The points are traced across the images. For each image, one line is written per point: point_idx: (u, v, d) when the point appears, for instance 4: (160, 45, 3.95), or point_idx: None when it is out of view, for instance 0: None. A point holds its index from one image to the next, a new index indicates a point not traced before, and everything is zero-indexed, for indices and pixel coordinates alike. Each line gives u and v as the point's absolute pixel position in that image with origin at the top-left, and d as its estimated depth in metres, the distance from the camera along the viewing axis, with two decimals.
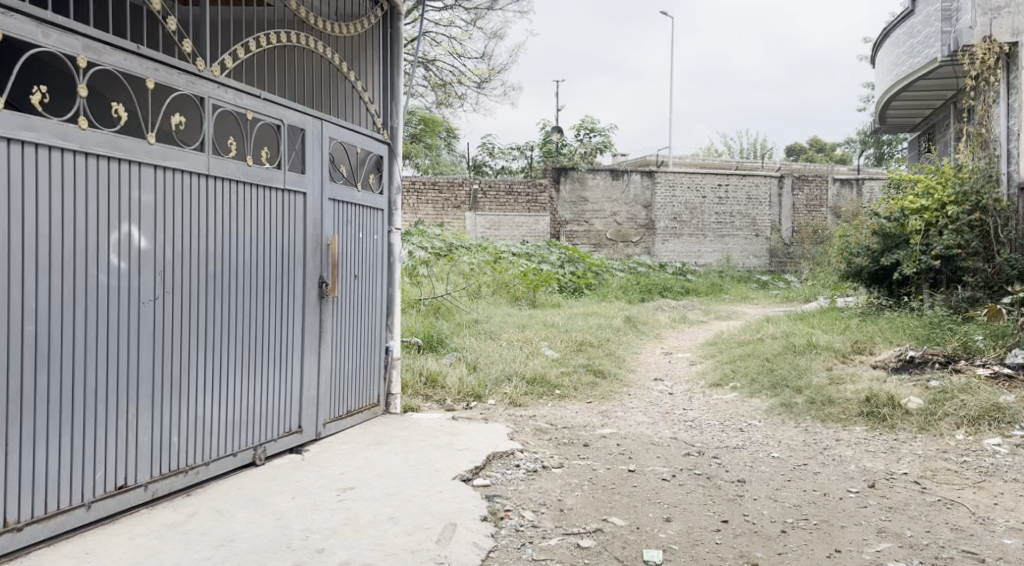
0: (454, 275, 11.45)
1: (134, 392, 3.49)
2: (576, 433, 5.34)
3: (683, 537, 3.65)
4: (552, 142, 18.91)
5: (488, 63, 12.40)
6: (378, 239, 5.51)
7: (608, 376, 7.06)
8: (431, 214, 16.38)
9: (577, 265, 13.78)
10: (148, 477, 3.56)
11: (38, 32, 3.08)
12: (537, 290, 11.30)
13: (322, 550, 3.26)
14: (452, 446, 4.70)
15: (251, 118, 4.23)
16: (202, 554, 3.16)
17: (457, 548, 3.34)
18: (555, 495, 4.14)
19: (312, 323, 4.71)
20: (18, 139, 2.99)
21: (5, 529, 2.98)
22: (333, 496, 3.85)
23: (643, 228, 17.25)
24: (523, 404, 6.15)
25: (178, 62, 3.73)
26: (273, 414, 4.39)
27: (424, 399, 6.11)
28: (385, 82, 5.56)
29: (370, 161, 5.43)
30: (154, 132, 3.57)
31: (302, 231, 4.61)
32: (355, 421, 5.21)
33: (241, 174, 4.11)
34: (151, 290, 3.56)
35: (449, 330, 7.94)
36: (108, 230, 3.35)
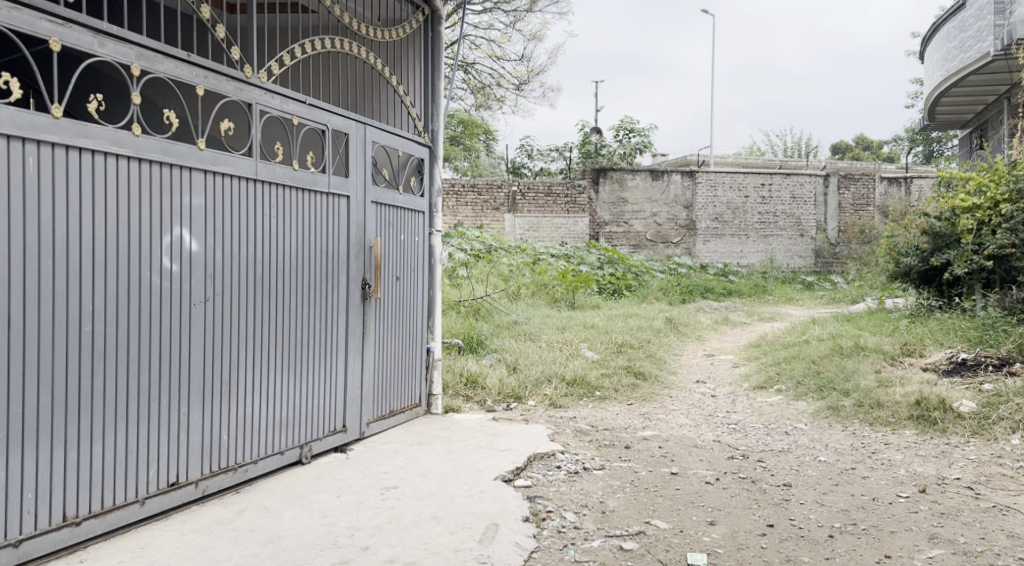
0: (493, 277, 11.49)
1: (185, 391, 3.57)
2: (617, 435, 5.33)
3: (728, 541, 3.62)
4: (590, 143, 18.89)
5: (527, 65, 12.42)
6: (419, 240, 5.56)
7: (649, 377, 7.03)
8: (470, 216, 16.46)
9: (616, 266, 13.71)
10: (198, 474, 3.64)
11: (95, 42, 3.13)
12: (576, 291, 11.27)
13: (367, 548, 3.30)
14: (493, 446, 4.73)
15: (297, 123, 4.29)
16: (252, 551, 3.22)
17: (500, 548, 3.35)
18: (597, 497, 4.13)
19: (356, 323, 4.78)
20: (76, 146, 3.07)
21: (64, 523, 3.05)
22: (377, 495, 3.89)
23: (684, 229, 17.10)
24: (563, 405, 6.16)
25: (227, 70, 3.80)
26: (318, 413, 4.46)
27: (465, 400, 6.15)
28: (427, 86, 5.61)
29: (412, 164, 5.49)
30: (204, 137, 3.66)
31: (346, 233, 4.68)
32: (397, 421, 5.27)
33: (287, 178, 4.19)
34: (202, 292, 3.65)
35: (489, 331, 7.97)
36: (161, 234, 3.44)
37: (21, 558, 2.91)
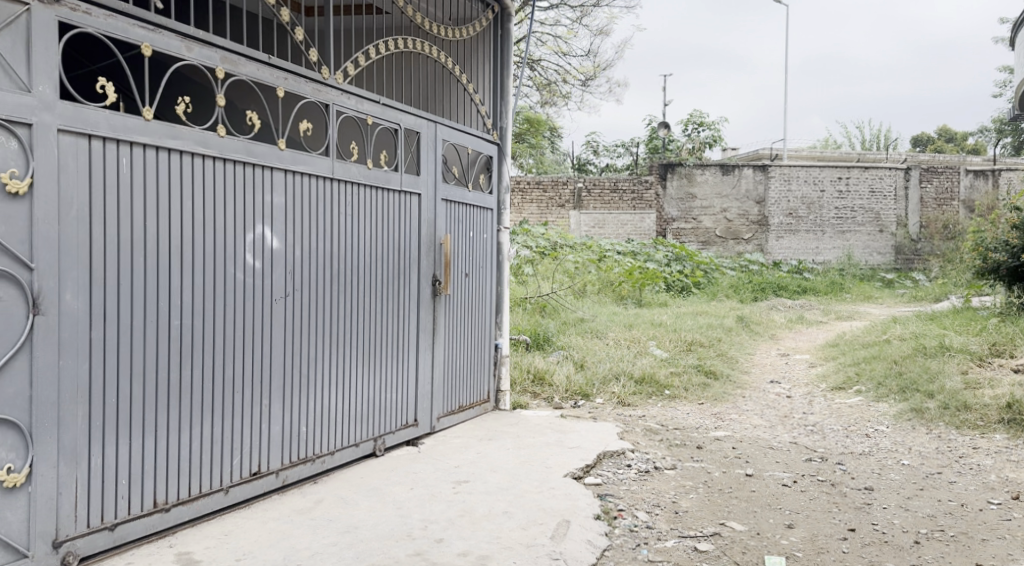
0: (559, 274, 11.49)
1: (266, 384, 3.68)
2: (688, 435, 5.27)
3: (808, 545, 3.53)
4: (658, 138, 18.65)
5: (594, 60, 12.34)
6: (488, 237, 5.60)
7: (721, 377, 6.91)
8: (536, 213, 16.51)
9: (685, 263, 13.50)
10: (279, 464, 3.75)
11: (183, 46, 3.25)
12: (643, 288, 11.15)
13: (441, 540, 3.35)
14: (563, 443, 4.73)
15: (371, 123, 4.37)
16: (331, 540, 3.29)
17: (573, 545, 3.34)
18: (669, 497, 4.09)
19: (427, 319, 4.85)
20: (166, 147, 3.17)
21: (155, 509, 3.16)
22: (450, 489, 3.94)
23: (756, 224, 16.71)
24: (632, 404, 6.11)
25: (305, 71, 3.90)
26: (391, 407, 4.54)
27: (532, 397, 6.18)
28: (496, 84, 5.64)
29: (481, 162, 5.53)
30: (284, 137, 3.76)
31: (417, 229, 4.75)
32: (466, 416, 5.32)
33: (362, 177, 4.27)
34: (282, 288, 3.76)
35: (555, 328, 7.97)
36: (244, 232, 3.55)
37: (116, 541, 3.01)
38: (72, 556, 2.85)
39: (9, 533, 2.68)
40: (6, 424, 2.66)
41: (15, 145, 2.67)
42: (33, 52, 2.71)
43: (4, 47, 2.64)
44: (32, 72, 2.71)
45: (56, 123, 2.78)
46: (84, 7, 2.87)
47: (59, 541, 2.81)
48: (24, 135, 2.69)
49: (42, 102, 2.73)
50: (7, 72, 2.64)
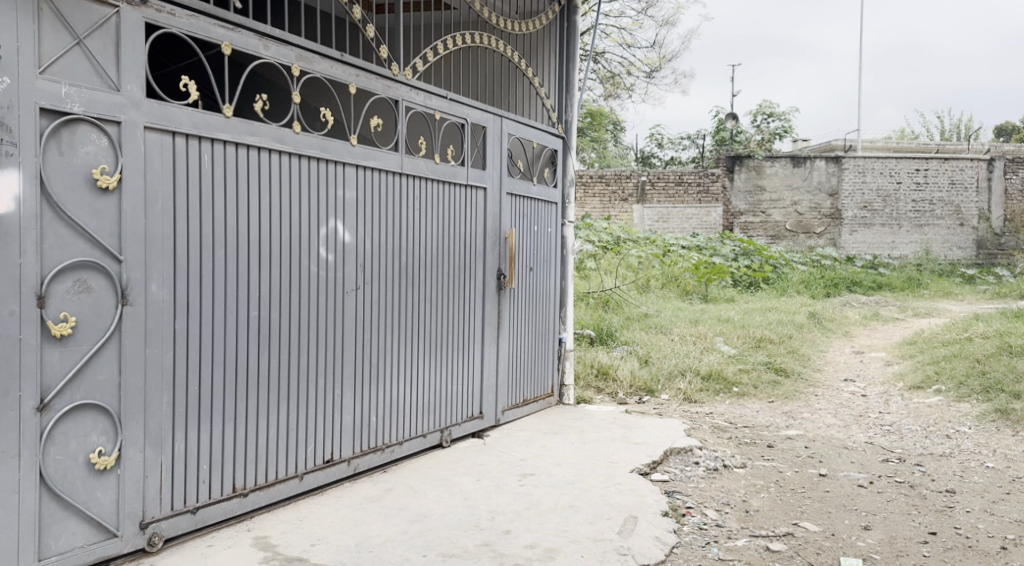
0: (622, 268, 11.42)
1: (338, 374, 3.76)
2: (758, 433, 5.17)
3: (885, 547, 3.43)
4: (725, 130, 18.28)
5: (659, 51, 12.17)
6: (553, 232, 5.61)
7: (792, 374, 6.76)
8: (598, 207, 16.45)
9: (753, 258, 13.22)
10: (350, 453, 3.84)
11: (260, 45, 3.33)
12: (710, 283, 10.96)
13: (509, 531, 3.37)
14: (628, 439, 4.70)
15: (439, 118, 4.41)
16: (401, 528, 3.35)
17: (641, 541, 3.32)
18: (739, 496, 4.02)
19: (492, 312, 4.88)
20: (245, 143, 3.27)
21: (234, 493, 3.27)
22: (516, 481, 3.96)
23: (828, 218, 16.23)
24: (698, 400, 6.03)
25: (376, 68, 3.95)
26: (457, 399, 4.58)
27: (596, 392, 6.16)
28: (561, 78, 5.63)
29: (546, 156, 5.53)
30: (356, 133, 3.83)
31: (483, 223, 4.78)
32: (531, 410, 5.34)
33: (430, 172, 4.32)
34: (354, 280, 3.83)
35: (619, 323, 7.91)
36: (318, 226, 3.63)
37: (198, 524, 3.12)
38: (157, 537, 2.96)
39: (100, 513, 2.79)
40: (97, 410, 2.78)
41: (105, 141, 2.78)
42: (123, 52, 2.82)
43: (95, 48, 2.75)
44: (122, 71, 2.82)
45: (143, 120, 2.88)
46: (168, 8, 2.97)
47: (146, 522, 2.92)
48: (114, 131, 2.80)
49: (129, 100, 2.84)
50: (98, 72, 2.76)
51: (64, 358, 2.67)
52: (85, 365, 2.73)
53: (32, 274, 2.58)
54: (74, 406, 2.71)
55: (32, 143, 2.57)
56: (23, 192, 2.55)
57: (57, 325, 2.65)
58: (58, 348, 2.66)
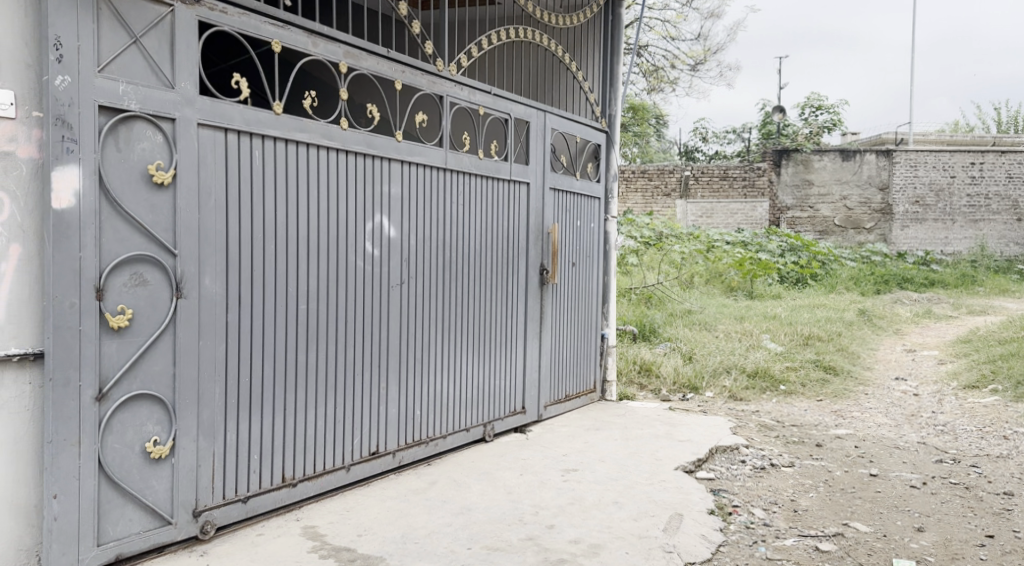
0: (665, 264, 11.32)
1: (384, 368, 3.80)
2: (806, 432, 5.08)
3: (940, 550, 3.35)
4: (772, 123, 17.99)
5: (703, 44, 12.00)
6: (595, 227, 5.58)
7: (841, 372, 6.63)
8: (641, 203, 16.34)
9: (800, 254, 12.99)
10: (395, 446, 3.87)
11: (309, 42, 3.37)
12: (755, 279, 10.81)
13: (553, 526, 3.37)
14: (673, 436, 4.66)
15: (483, 113, 4.41)
16: (445, 520, 3.37)
17: (686, 538, 3.29)
18: (787, 495, 3.97)
19: (535, 307, 4.88)
20: (294, 139, 3.31)
21: (283, 483, 3.33)
22: (559, 476, 3.96)
23: (879, 213, 15.88)
24: (744, 398, 5.95)
25: (421, 64, 3.98)
26: (500, 393, 4.60)
27: (639, 389, 6.13)
28: (605, 72, 5.60)
29: (589, 150, 5.51)
30: (401, 129, 3.85)
31: (526, 218, 4.78)
32: (573, 405, 5.33)
33: (473, 167, 4.34)
34: (399, 275, 3.87)
35: (662, 319, 7.85)
36: (364, 222, 3.67)
37: (248, 513, 3.18)
38: (210, 525, 3.03)
39: (156, 501, 2.86)
40: (152, 400, 2.85)
41: (160, 138, 2.84)
42: (177, 50, 2.88)
43: (151, 47, 2.81)
44: (176, 69, 2.88)
45: (196, 117, 2.94)
46: (220, 6, 3.02)
47: (199, 510, 2.99)
48: (169, 128, 2.86)
49: (183, 98, 2.90)
50: (154, 70, 2.82)
51: (121, 350, 2.74)
52: (141, 357, 2.80)
53: (91, 267, 2.65)
54: (131, 396, 2.78)
55: (91, 140, 2.64)
56: (82, 187, 2.63)
57: (115, 317, 2.72)
58: (116, 339, 2.73)
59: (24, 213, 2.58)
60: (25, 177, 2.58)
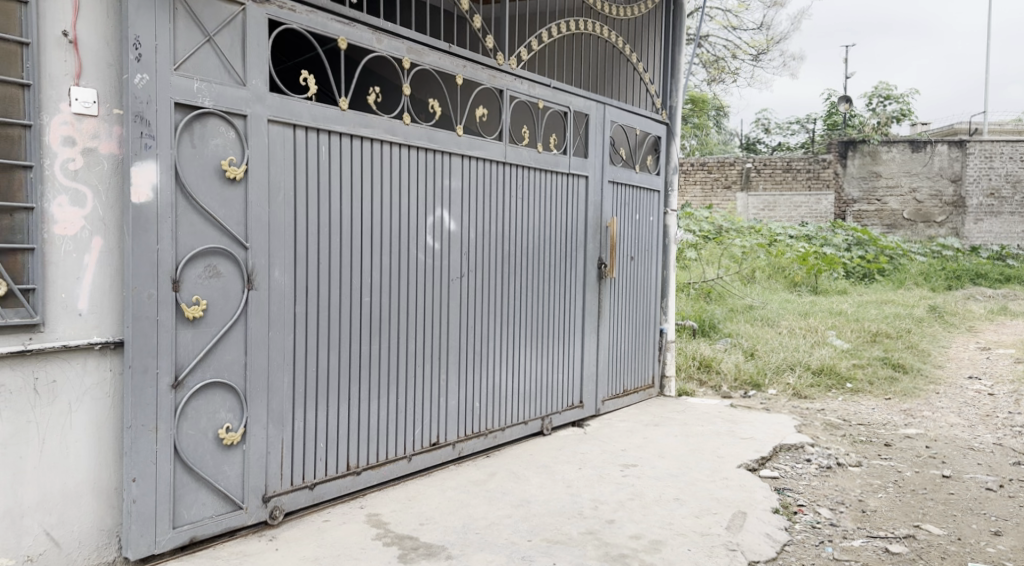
0: (725, 258, 11.14)
1: (444, 359, 3.84)
2: (874, 432, 4.95)
3: (1018, 555, 3.23)
4: (838, 114, 17.53)
5: (766, 33, 11.73)
6: (654, 220, 5.53)
7: (911, 370, 6.43)
8: (699, 196, 16.11)
9: (867, 248, 12.62)
10: (455, 437, 3.91)
11: (374, 39, 3.42)
12: (820, 275, 10.53)
13: (613, 521, 3.36)
14: (734, 433, 4.59)
15: (543, 106, 4.41)
16: (505, 512, 3.40)
17: (750, 537, 3.24)
18: (854, 495, 3.87)
19: (593, 301, 4.86)
20: (359, 134, 3.37)
21: (347, 471, 3.39)
22: (619, 471, 3.95)
23: (951, 206, 15.35)
24: (809, 396, 5.83)
25: (482, 58, 3.99)
26: (558, 387, 4.60)
27: (699, 385, 6.07)
28: (666, 62, 5.53)
29: (649, 143, 5.45)
30: (462, 123, 3.88)
31: (584, 212, 4.77)
32: (631, 400, 5.30)
33: (533, 161, 4.34)
34: (459, 268, 3.90)
35: (723, 315, 7.73)
36: (425, 215, 3.71)
37: (315, 500, 3.26)
38: (278, 510, 3.11)
39: (227, 486, 2.95)
40: (225, 388, 2.93)
41: (233, 134, 2.92)
42: (248, 48, 2.95)
43: (224, 45, 2.89)
44: (248, 67, 2.95)
45: (266, 114, 3.01)
46: (290, 5, 3.09)
47: (268, 495, 3.08)
48: (241, 125, 2.94)
49: (254, 94, 2.97)
50: (227, 68, 2.90)
51: (196, 339, 2.84)
52: (215, 346, 2.89)
53: (168, 259, 2.75)
54: (205, 383, 2.87)
55: (167, 136, 2.73)
56: (159, 181, 2.72)
57: (190, 307, 2.81)
58: (191, 329, 2.82)
59: (105, 207, 2.68)
60: (106, 172, 2.68)
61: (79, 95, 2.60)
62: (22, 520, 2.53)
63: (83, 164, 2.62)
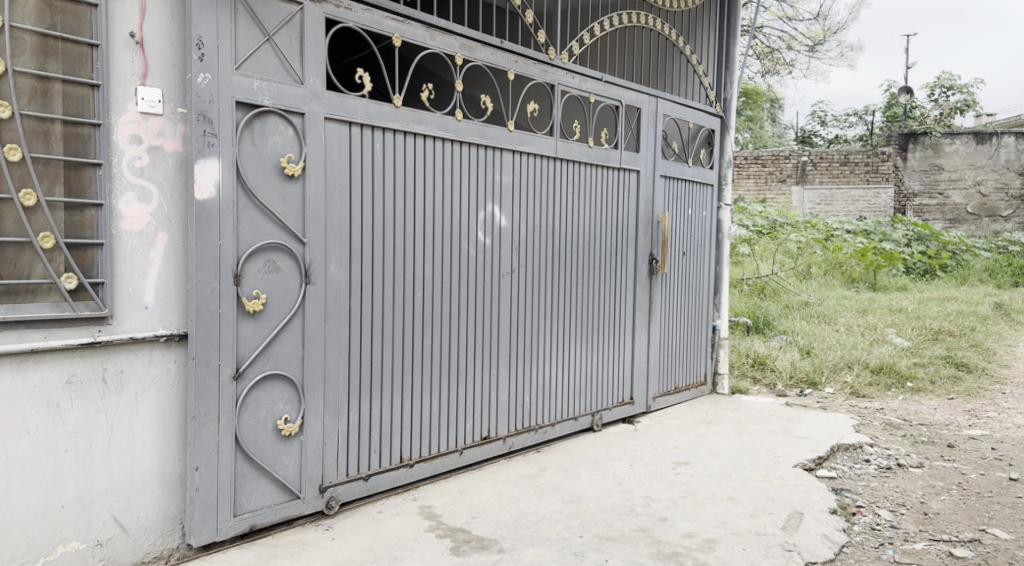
0: (779, 253, 10.95)
1: (495, 354, 3.86)
2: (937, 432, 4.82)
3: None
4: (898, 105, 17.06)
5: (822, 24, 11.39)
6: (707, 215, 5.46)
7: (975, 370, 6.24)
8: (753, 190, 15.85)
9: (929, 243, 12.26)
10: (506, 431, 3.93)
11: (427, 36, 3.45)
12: (878, 271, 10.28)
13: (665, 519, 3.34)
14: (790, 433, 4.51)
15: (594, 101, 4.38)
16: (557, 507, 3.40)
17: (807, 538, 3.19)
18: (916, 497, 3.78)
19: (644, 297, 4.83)
20: (412, 131, 3.40)
21: (400, 464, 3.43)
22: (671, 469, 3.91)
23: (1018, 200, 14.85)
24: (867, 395, 5.69)
25: (534, 53, 3.99)
26: (608, 383, 4.58)
27: (752, 383, 5.98)
28: (720, 54, 5.45)
29: (702, 136, 5.38)
30: (513, 119, 3.89)
31: (635, 207, 4.73)
32: (683, 398, 5.25)
33: (584, 156, 4.32)
34: (510, 263, 3.91)
35: (778, 311, 7.60)
36: (477, 211, 3.73)
37: (369, 491, 3.31)
38: (334, 501, 3.17)
39: (286, 476, 3.02)
40: (283, 380, 3.00)
41: (291, 132, 2.98)
42: (306, 47, 3.01)
43: (283, 44, 2.95)
44: (306, 65, 3.01)
45: (323, 112, 3.06)
46: (346, 4, 3.13)
47: (324, 486, 3.14)
48: (299, 123, 2.99)
49: (312, 92, 3.02)
50: (285, 67, 2.96)
51: (256, 332, 2.91)
52: (273, 340, 2.96)
53: (230, 254, 2.82)
54: (265, 375, 2.94)
55: (229, 134, 2.80)
56: (222, 178, 2.79)
57: (250, 301, 2.88)
58: (251, 322, 2.89)
59: (169, 203, 2.75)
60: (171, 169, 2.75)
61: (145, 94, 2.67)
62: (93, 506, 2.62)
63: (149, 162, 2.70)
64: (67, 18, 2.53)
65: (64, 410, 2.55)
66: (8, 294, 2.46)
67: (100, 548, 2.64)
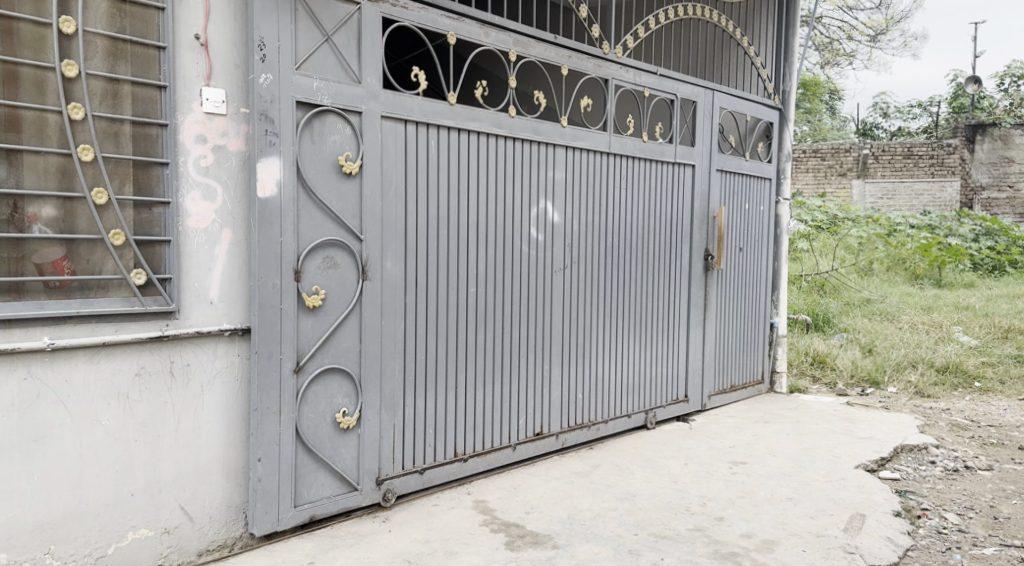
0: (839, 249, 10.70)
1: (548, 350, 3.86)
2: (1006, 434, 4.66)
3: None
4: (965, 96, 16.50)
5: (885, 13, 10.95)
6: (765, 210, 5.36)
7: None
8: (811, 184, 15.49)
9: (998, 238, 11.80)
10: (559, 427, 3.93)
11: (481, 32, 3.46)
12: (944, 267, 9.96)
13: (721, 518, 3.29)
14: (851, 433, 4.41)
15: (648, 95, 4.34)
16: (611, 505, 3.39)
17: (870, 540, 3.11)
18: (984, 500, 3.66)
19: (699, 294, 4.77)
20: (466, 128, 3.42)
21: (455, 458, 3.46)
22: (727, 468, 3.86)
23: None
24: (932, 395, 5.53)
25: (587, 48, 3.97)
26: (662, 380, 4.54)
27: (812, 382, 5.86)
28: (778, 44, 5.34)
29: (759, 129, 5.28)
30: (566, 115, 3.87)
31: (690, 202, 4.67)
32: (739, 396, 5.17)
33: (637, 151, 4.29)
34: (562, 260, 3.90)
35: (838, 308, 7.43)
36: (530, 206, 3.74)
37: (424, 484, 3.35)
38: (391, 493, 3.22)
39: (344, 468, 3.07)
40: (341, 374, 3.05)
41: (349, 131, 3.02)
42: (363, 46, 3.05)
43: (341, 44, 2.99)
44: (362, 64, 3.05)
45: (380, 110, 3.10)
46: (401, 3, 3.16)
47: (381, 479, 3.18)
48: (356, 122, 3.04)
49: (369, 92, 3.07)
50: (343, 66, 3.00)
51: (315, 326, 2.96)
52: (332, 335, 3.01)
53: (290, 249, 2.88)
54: (324, 369, 2.99)
55: (290, 133, 2.86)
56: (282, 177, 2.84)
57: (310, 296, 2.94)
58: (311, 317, 2.95)
59: (233, 201, 2.82)
60: (234, 168, 2.82)
61: (209, 95, 2.74)
62: (160, 495, 2.71)
63: (213, 161, 2.77)
64: (135, 22, 2.61)
65: (134, 401, 2.64)
66: (80, 290, 2.56)
67: (168, 535, 2.73)
